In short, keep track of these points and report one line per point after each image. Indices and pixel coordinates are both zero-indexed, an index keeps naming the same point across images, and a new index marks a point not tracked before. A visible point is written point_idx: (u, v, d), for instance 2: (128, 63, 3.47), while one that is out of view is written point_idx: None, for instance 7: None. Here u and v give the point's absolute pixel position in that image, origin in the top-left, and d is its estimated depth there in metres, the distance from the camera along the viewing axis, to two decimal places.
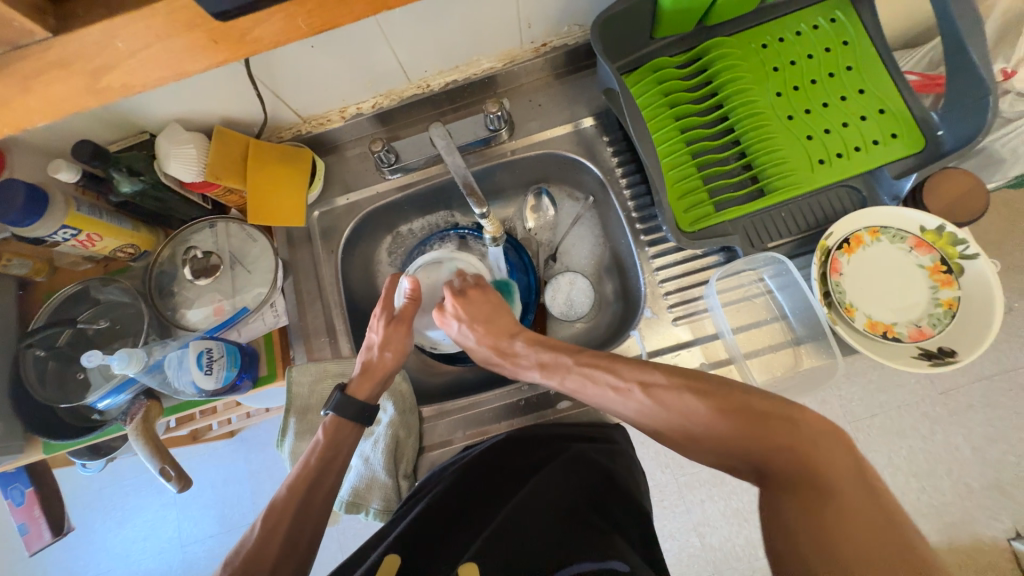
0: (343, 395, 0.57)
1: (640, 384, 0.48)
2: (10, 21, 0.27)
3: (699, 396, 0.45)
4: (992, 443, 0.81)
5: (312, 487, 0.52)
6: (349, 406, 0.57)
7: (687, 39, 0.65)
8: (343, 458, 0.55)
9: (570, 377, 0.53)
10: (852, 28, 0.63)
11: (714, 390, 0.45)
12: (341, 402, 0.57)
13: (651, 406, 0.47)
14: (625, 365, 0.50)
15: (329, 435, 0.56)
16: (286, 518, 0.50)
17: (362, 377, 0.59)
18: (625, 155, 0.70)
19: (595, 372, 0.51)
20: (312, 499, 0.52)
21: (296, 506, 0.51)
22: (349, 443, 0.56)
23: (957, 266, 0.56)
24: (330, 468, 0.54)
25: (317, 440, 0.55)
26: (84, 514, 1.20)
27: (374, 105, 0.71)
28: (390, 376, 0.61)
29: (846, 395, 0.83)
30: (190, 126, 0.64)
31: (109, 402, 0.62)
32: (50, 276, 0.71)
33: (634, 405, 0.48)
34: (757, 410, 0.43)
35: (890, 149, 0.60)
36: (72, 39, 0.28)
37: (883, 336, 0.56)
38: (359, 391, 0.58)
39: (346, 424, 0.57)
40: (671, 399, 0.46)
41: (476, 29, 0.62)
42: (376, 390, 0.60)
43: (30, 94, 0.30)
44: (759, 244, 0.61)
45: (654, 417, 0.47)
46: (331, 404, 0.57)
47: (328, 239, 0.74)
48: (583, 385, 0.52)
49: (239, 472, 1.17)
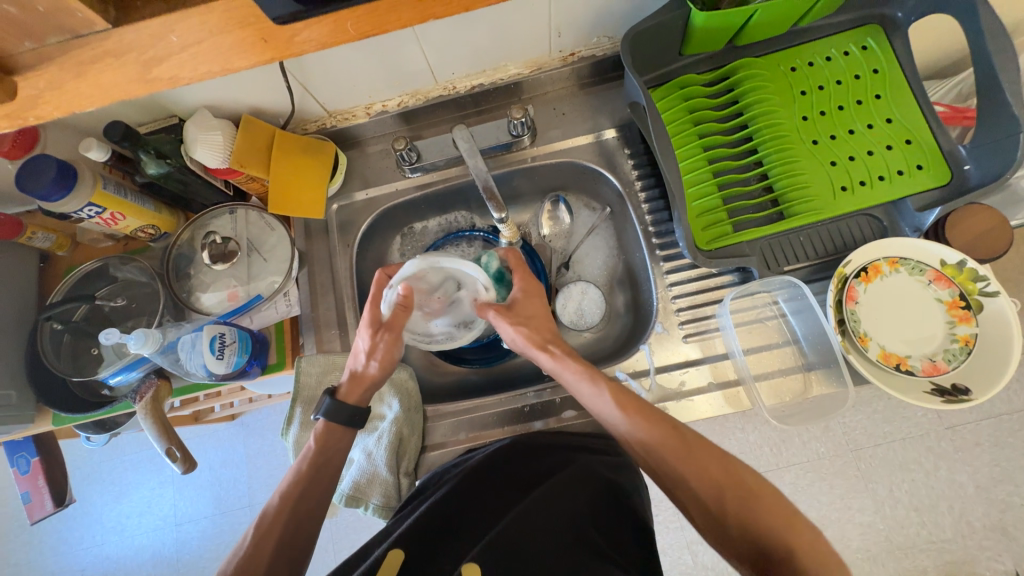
0: (333, 400, 0.57)
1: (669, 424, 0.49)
2: (76, 11, 0.28)
3: (716, 464, 0.46)
4: (998, 483, 0.80)
5: (303, 495, 0.53)
6: (339, 413, 0.56)
7: (715, 57, 0.65)
8: (334, 463, 0.56)
9: (633, 408, 0.50)
10: (884, 57, 0.63)
11: (730, 461, 0.47)
12: (332, 406, 0.56)
13: (687, 454, 0.47)
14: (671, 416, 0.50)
15: (319, 441, 0.55)
16: (280, 519, 0.51)
17: (353, 382, 0.58)
18: (644, 169, 0.70)
19: (645, 410, 0.50)
20: (305, 503, 0.53)
21: (289, 509, 0.52)
22: (339, 449, 0.56)
23: (976, 303, 0.55)
24: (321, 474, 0.54)
25: (308, 447, 0.55)
26: (83, 487, 1.21)
27: (399, 103, 0.72)
28: (380, 382, 0.59)
29: (851, 422, 0.83)
30: (218, 113, 0.65)
31: (121, 378, 0.63)
32: (72, 251, 0.73)
33: (661, 444, 0.48)
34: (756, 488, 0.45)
35: (915, 180, 0.59)
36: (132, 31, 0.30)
37: (897, 368, 0.55)
38: (346, 394, 0.57)
39: (337, 429, 0.57)
40: (701, 456, 0.47)
41: (508, 35, 0.62)
42: (365, 396, 0.59)
43: (83, 81, 0.31)
44: (775, 267, 0.61)
45: (686, 464, 0.46)
46: (321, 409, 0.56)
47: (345, 233, 0.74)
48: (634, 419, 0.50)
49: (237, 456, 1.18)
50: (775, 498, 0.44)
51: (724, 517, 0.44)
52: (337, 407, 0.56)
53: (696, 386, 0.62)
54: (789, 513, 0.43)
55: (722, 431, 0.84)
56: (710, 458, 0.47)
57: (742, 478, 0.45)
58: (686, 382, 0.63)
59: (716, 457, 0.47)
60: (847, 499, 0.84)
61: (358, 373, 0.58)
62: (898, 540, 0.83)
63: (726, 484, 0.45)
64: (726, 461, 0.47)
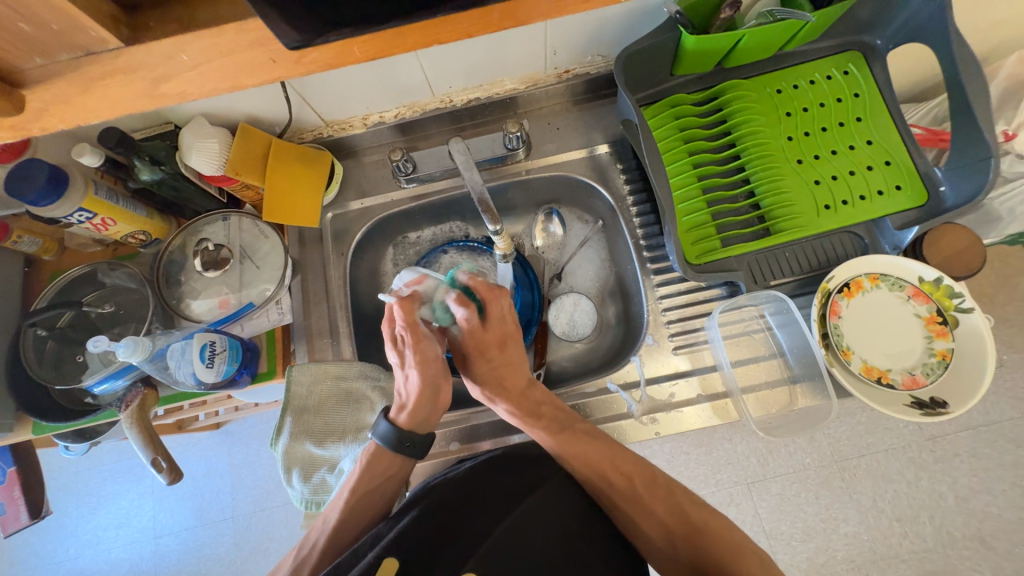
0: (388, 425, 0.57)
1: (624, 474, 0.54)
2: (88, 30, 0.29)
3: (665, 505, 0.53)
4: (975, 493, 0.83)
5: (343, 530, 0.55)
6: (393, 439, 0.56)
7: (704, 78, 0.67)
8: (379, 493, 0.56)
9: (567, 445, 0.55)
10: (864, 81, 0.66)
11: (679, 498, 0.54)
12: (388, 432, 0.57)
13: (633, 495, 0.53)
14: (621, 450, 0.56)
15: (364, 471, 0.56)
16: (323, 548, 0.54)
17: (404, 406, 0.57)
18: (636, 184, 0.72)
19: (591, 446, 0.55)
20: (343, 538, 0.54)
21: (327, 546, 0.54)
22: (386, 478, 0.57)
23: (953, 318, 0.57)
24: (367, 504, 0.56)
25: (354, 473, 0.56)
26: (59, 498, 1.18)
27: (396, 115, 0.73)
28: (428, 397, 0.56)
29: (836, 433, 0.85)
30: (214, 121, 0.65)
31: (106, 387, 0.62)
32: (59, 255, 0.71)
33: (609, 484, 0.54)
34: (703, 520, 0.52)
35: (894, 200, 0.62)
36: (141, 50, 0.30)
37: (878, 381, 0.57)
38: (402, 421, 0.57)
39: (386, 456, 0.57)
40: (648, 498, 0.53)
41: (505, 53, 0.64)
42: (419, 419, 0.57)
43: (90, 96, 0.32)
44: (762, 281, 0.63)
45: (635, 503, 0.53)
46: (376, 431, 0.57)
47: (339, 241, 0.75)
48: (574, 457, 0.55)
49: (221, 465, 1.15)
50: (719, 527, 0.51)
51: (673, 548, 0.52)
52: (391, 433, 0.56)
53: (686, 398, 0.63)
54: (734, 543, 0.50)
55: (710, 441, 0.85)
56: (658, 497, 0.53)
57: (688, 514, 0.52)
58: (676, 394, 0.64)
59: (665, 494, 0.54)
60: (832, 510, 0.86)
61: (404, 399, 0.57)
62: (881, 551, 0.85)
63: (673, 523, 0.52)
64: (674, 500, 0.53)
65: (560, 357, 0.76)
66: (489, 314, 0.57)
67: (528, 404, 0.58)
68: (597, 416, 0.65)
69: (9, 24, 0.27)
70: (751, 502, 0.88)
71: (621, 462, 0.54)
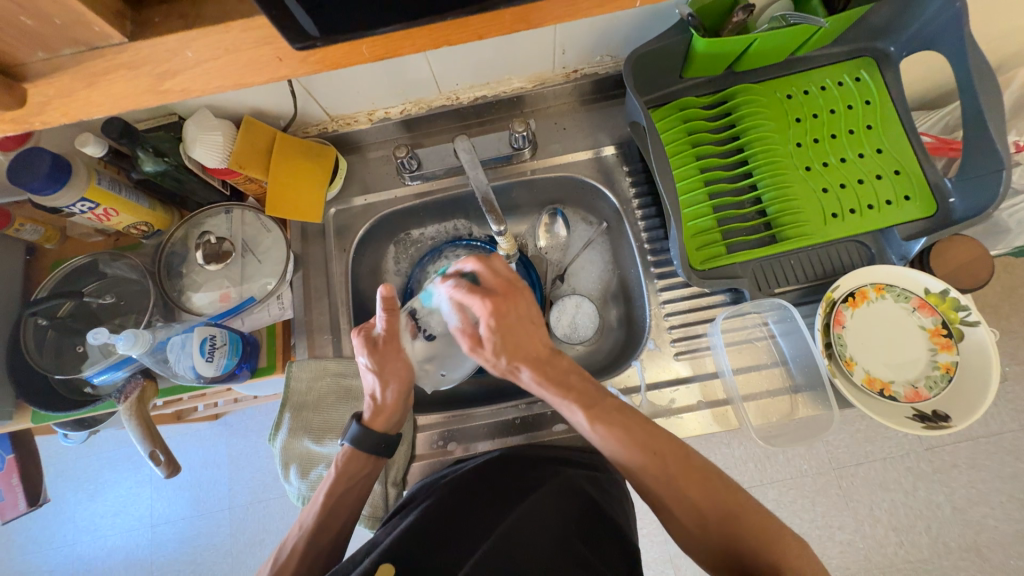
0: (359, 427, 0.57)
1: (656, 453, 0.49)
2: (92, 25, 0.29)
3: (698, 487, 0.48)
4: (973, 504, 0.83)
5: (323, 527, 0.54)
6: (367, 440, 0.56)
7: (714, 81, 0.67)
8: (357, 490, 0.57)
9: (601, 424, 0.50)
10: (876, 89, 0.65)
11: (712, 481, 0.48)
12: (359, 434, 0.57)
13: (666, 478, 0.48)
14: (655, 429, 0.50)
15: (341, 469, 0.56)
16: (301, 549, 0.53)
17: (376, 410, 0.57)
18: (642, 187, 0.71)
19: (623, 423, 0.50)
20: (323, 535, 0.54)
21: (307, 545, 0.53)
22: (362, 475, 0.57)
23: (958, 331, 0.57)
24: (343, 502, 0.56)
25: (331, 472, 0.56)
26: (58, 484, 1.18)
27: (402, 111, 0.72)
28: (401, 405, 0.58)
29: (834, 441, 0.85)
30: (219, 113, 0.65)
31: (105, 378, 0.61)
32: (60, 244, 0.71)
33: (642, 466, 0.49)
34: (737, 506, 0.47)
35: (902, 210, 0.61)
36: (145, 45, 0.30)
37: (880, 393, 0.57)
38: (374, 423, 0.57)
39: (360, 457, 0.57)
40: (679, 480, 0.48)
41: (513, 51, 0.63)
42: (391, 421, 0.58)
43: (94, 91, 0.31)
44: (767, 288, 0.62)
45: (665, 487, 0.48)
46: (348, 435, 0.57)
47: (342, 237, 0.74)
48: (610, 436, 0.50)
49: (219, 456, 1.16)
50: (756, 512, 0.47)
51: (705, 535, 0.47)
52: (364, 435, 0.56)
53: (686, 404, 0.63)
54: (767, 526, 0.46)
55: (708, 446, 0.85)
56: (691, 480, 0.48)
57: (722, 498, 0.47)
58: (676, 400, 0.63)
59: (698, 477, 0.48)
60: (828, 517, 0.85)
61: (377, 403, 0.57)
62: (876, 559, 0.84)
63: (704, 507, 0.47)
64: (707, 484, 0.48)
65: None
66: (485, 277, 0.54)
67: (556, 373, 0.52)
68: None
69: (12, 18, 0.27)
70: None
71: (648, 440, 0.49)
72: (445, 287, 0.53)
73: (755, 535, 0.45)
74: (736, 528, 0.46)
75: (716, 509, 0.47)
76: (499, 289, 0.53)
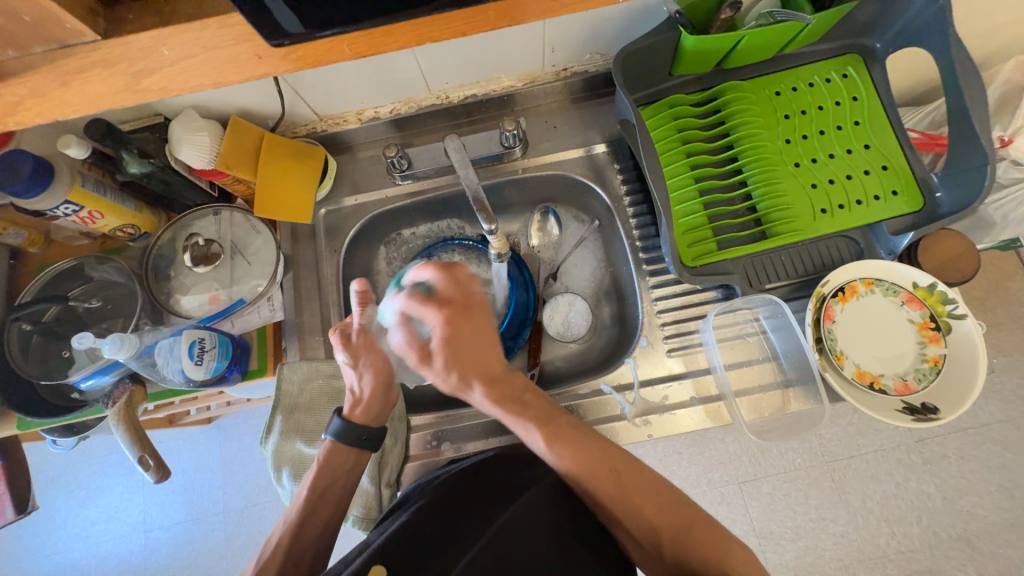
0: (340, 420, 0.56)
1: (613, 470, 0.49)
2: (65, 23, 0.28)
3: (653, 503, 0.48)
4: (963, 494, 0.84)
5: (304, 524, 0.53)
6: (350, 433, 0.56)
7: (703, 78, 0.67)
8: (342, 485, 0.56)
9: (558, 443, 0.49)
10: (863, 85, 0.66)
11: (664, 496, 0.48)
12: (341, 427, 0.56)
13: (622, 495, 0.48)
14: (607, 445, 0.50)
15: (324, 462, 0.55)
16: (282, 549, 0.52)
17: (355, 402, 0.57)
18: (633, 185, 0.71)
19: (578, 440, 0.49)
20: (307, 534, 0.53)
21: (288, 545, 0.52)
22: (344, 470, 0.56)
23: (945, 325, 0.57)
24: (327, 498, 0.55)
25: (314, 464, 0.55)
26: (48, 491, 1.17)
27: (391, 110, 0.72)
28: (382, 396, 0.57)
29: (827, 434, 0.85)
30: (205, 113, 0.64)
31: (93, 382, 0.60)
32: (45, 248, 0.70)
33: (596, 480, 0.48)
34: (688, 518, 0.47)
35: (890, 205, 0.62)
36: (120, 42, 0.30)
37: (870, 386, 0.57)
38: (355, 415, 0.57)
39: (343, 450, 0.56)
40: (635, 494, 0.48)
41: (501, 50, 0.63)
42: (373, 412, 0.57)
43: (68, 90, 0.31)
44: (757, 284, 0.63)
45: (622, 503, 0.48)
46: (329, 429, 0.56)
47: (332, 237, 0.74)
48: (567, 453, 0.49)
49: (212, 460, 1.15)
50: (706, 525, 0.47)
51: (660, 550, 0.47)
52: (344, 427, 0.56)
53: (679, 401, 0.63)
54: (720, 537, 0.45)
55: (703, 442, 0.86)
56: (645, 495, 0.48)
57: (673, 512, 0.47)
58: (669, 396, 0.64)
59: (650, 491, 0.48)
60: (822, 510, 0.86)
61: (356, 394, 0.57)
62: (869, 551, 0.85)
63: (661, 523, 0.47)
64: (662, 499, 0.48)
65: (554, 358, 0.75)
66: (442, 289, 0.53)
67: (511, 392, 0.52)
68: (589, 417, 0.64)
69: None
70: (742, 501, 0.88)
71: (603, 456, 0.49)
72: (398, 299, 0.53)
73: (708, 548, 0.45)
74: (689, 544, 0.46)
75: (672, 524, 0.47)
76: (451, 297, 0.53)
